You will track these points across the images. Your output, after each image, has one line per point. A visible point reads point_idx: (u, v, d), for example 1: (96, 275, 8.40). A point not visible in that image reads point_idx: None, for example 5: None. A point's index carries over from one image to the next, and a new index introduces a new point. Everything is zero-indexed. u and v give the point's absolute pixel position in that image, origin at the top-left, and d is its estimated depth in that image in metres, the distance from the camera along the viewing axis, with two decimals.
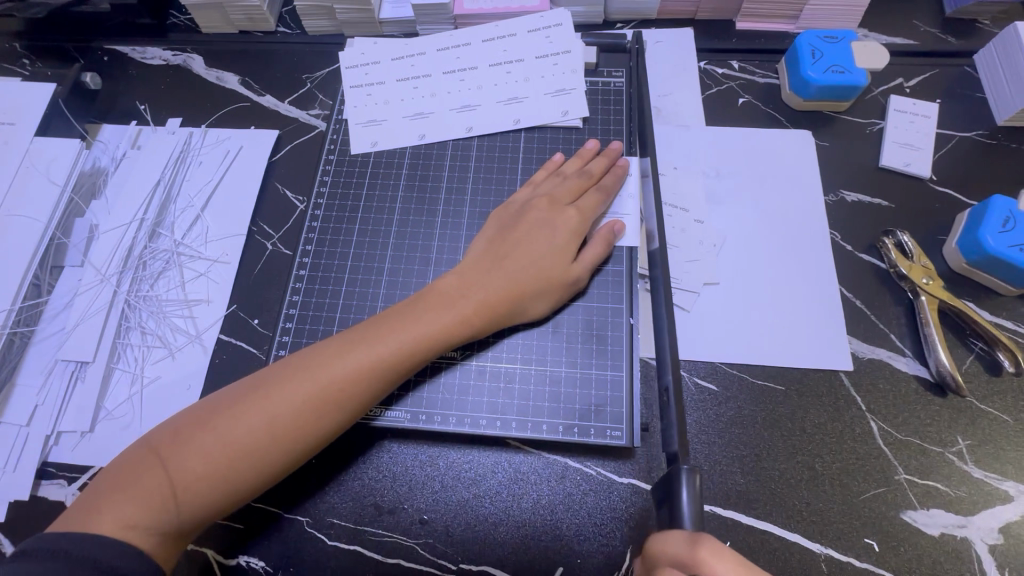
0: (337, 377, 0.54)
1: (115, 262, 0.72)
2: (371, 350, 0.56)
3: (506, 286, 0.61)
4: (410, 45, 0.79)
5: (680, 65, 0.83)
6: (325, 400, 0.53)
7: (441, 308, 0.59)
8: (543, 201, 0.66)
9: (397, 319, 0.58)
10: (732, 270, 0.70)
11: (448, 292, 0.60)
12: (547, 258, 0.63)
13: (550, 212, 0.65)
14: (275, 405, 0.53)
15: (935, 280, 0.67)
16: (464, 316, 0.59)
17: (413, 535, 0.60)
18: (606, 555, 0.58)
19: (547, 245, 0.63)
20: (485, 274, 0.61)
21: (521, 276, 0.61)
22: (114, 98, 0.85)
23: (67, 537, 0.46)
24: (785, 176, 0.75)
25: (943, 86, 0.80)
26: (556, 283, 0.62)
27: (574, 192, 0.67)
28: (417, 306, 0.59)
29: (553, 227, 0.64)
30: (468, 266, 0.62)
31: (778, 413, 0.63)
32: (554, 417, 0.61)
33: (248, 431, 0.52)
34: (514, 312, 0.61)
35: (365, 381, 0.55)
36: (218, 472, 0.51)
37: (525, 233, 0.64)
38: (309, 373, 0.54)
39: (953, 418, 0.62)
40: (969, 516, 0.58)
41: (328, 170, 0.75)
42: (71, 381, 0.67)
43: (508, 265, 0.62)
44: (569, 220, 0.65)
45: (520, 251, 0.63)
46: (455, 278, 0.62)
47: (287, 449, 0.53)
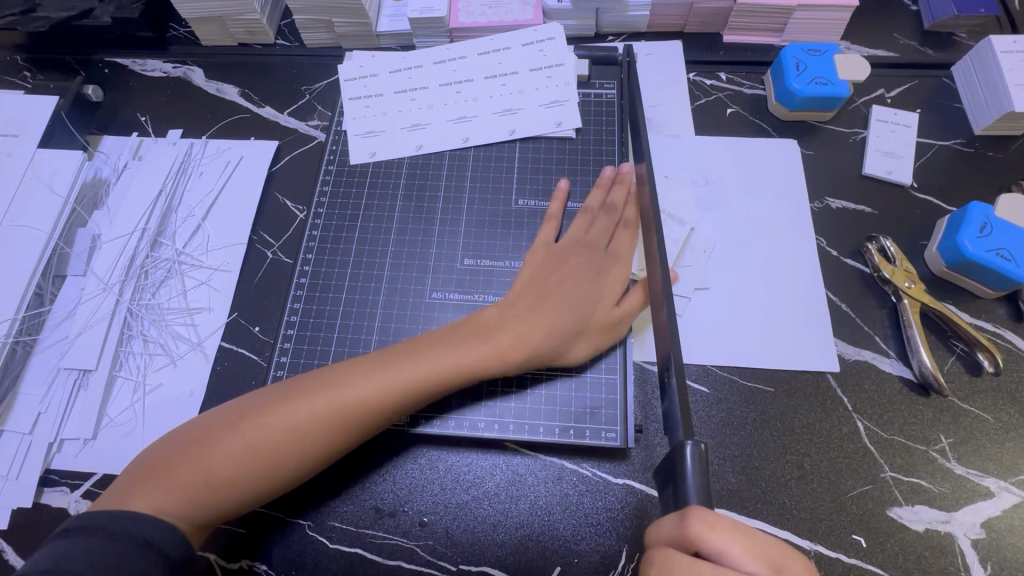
0: (367, 400, 0.55)
1: (117, 271, 0.73)
2: (404, 376, 0.57)
3: (541, 327, 0.61)
4: (408, 59, 0.81)
5: (670, 77, 0.86)
6: (351, 411, 0.55)
7: (479, 339, 0.60)
8: (583, 243, 0.68)
9: (425, 345, 0.60)
10: (723, 275, 0.72)
11: (486, 324, 0.61)
12: (594, 299, 0.64)
13: (580, 255, 0.66)
14: (303, 415, 0.54)
15: (917, 284, 0.69)
16: (498, 350, 0.59)
17: (414, 538, 0.61)
18: (602, 555, 0.60)
19: (592, 292, 0.64)
20: (526, 312, 0.62)
21: (567, 304, 0.62)
22: (115, 110, 0.86)
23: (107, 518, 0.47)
24: (772, 183, 0.77)
25: (923, 97, 0.83)
26: (601, 323, 0.63)
27: (611, 227, 0.69)
28: (450, 336, 0.60)
29: (598, 273, 0.65)
30: (509, 302, 0.63)
31: (767, 413, 0.65)
32: (550, 420, 0.63)
33: (276, 437, 0.53)
34: (549, 356, 0.61)
35: (395, 404, 0.56)
36: (248, 471, 0.52)
37: (568, 277, 0.65)
38: (339, 393, 0.55)
39: (936, 417, 0.64)
40: (952, 512, 0.60)
41: (328, 179, 0.77)
42: (74, 389, 0.68)
43: (550, 304, 0.62)
44: (622, 257, 0.67)
45: (565, 285, 0.64)
46: (500, 308, 0.63)
47: (315, 457, 0.54)
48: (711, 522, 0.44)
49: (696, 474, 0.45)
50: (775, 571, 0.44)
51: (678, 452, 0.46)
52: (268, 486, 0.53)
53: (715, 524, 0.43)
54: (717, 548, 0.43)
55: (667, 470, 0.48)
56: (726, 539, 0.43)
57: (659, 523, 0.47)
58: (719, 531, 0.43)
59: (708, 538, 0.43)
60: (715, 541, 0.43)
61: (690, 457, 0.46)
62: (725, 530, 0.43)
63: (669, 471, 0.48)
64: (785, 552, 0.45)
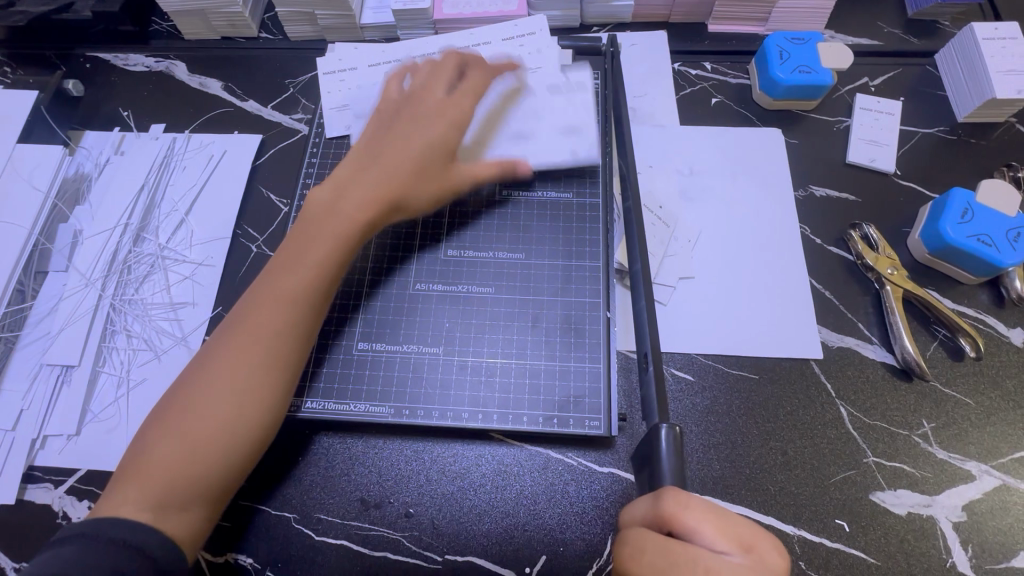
0: (262, 311, 0.55)
1: (100, 267, 0.73)
2: (287, 275, 0.57)
3: (388, 175, 0.63)
4: (387, 52, 0.81)
5: (655, 67, 0.85)
6: (270, 339, 0.55)
7: (326, 214, 0.61)
8: (419, 98, 0.69)
9: (297, 241, 0.60)
10: (707, 264, 0.72)
11: (324, 203, 0.62)
12: (429, 146, 0.66)
13: (425, 146, 0.66)
14: (218, 356, 0.54)
15: (899, 270, 0.69)
16: (354, 215, 0.61)
17: (400, 528, 0.61)
18: (588, 543, 0.60)
19: (425, 137, 0.66)
20: (362, 169, 0.64)
21: (397, 162, 0.64)
22: (97, 105, 0.86)
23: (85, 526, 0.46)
24: (757, 172, 0.78)
25: (906, 85, 0.83)
26: (441, 179, 0.66)
27: (444, 76, 0.70)
28: (305, 224, 0.61)
29: (426, 119, 0.67)
30: (343, 167, 0.64)
31: (752, 400, 0.65)
32: (534, 410, 0.63)
33: (209, 390, 0.52)
34: (405, 203, 0.64)
35: (296, 307, 0.56)
36: (195, 433, 0.51)
37: (399, 136, 0.66)
38: (239, 321, 0.55)
39: (919, 402, 0.65)
40: (934, 495, 0.60)
41: (311, 172, 0.77)
42: (56, 385, 0.68)
43: (386, 155, 0.64)
44: (444, 126, 0.67)
45: (396, 145, 0.65)
46: (341, 183, 0.63)
47: (252, 387, 0.53)
48: (682, 500, 0.45)
49: (670, 454, 0.48)
50: (747, 551, 0.43)
51: (654, 434, 0.49)
52: (220, 437, 0.51)
53: (686, 503, 0.44)
54: (688, 527, 0.44)
55: (644, 454, 0.51)
56: (697, 518, 0.44)
57: (634, 505, 0.48)
58: (691, 509, 0.44)
59: (680, 516, 0.44)
60: (687, 518, 0.44)
61: (665, 439, 0.48)
62: (697, 509, 0.44)
63: (646, 453, 0.50)
64: (758, 535, 0.45)
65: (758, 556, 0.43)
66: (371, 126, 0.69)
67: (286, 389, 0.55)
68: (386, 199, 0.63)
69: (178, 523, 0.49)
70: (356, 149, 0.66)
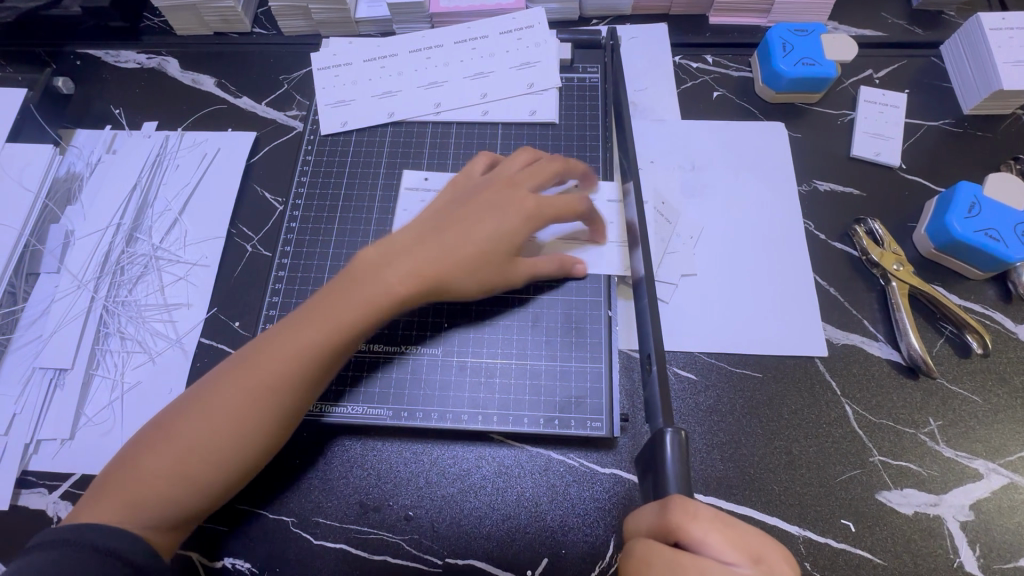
0: (274, 361, 0.53)
1: (92, 268, 0.72)
2: (307, 331, 0.55)
3: (441, 257, 0.59)
4: (383, 46, 0.79)
5: (655, 60, 0.84)
6: (272, 385, 0.53)
7: (367, 278, 0.57)
8: (502, 184, 0.63)
9: (327, 299, 0.57)
10: (710, 261, 0.71)
11: (367, 264, 0.58)
12: (496, 238, 0.60)
13: (483, 207, 0.62)
14: (223, 395, 0.52)
15: (905, 266, 0.68)
16: (392, 285, 0.57)
17: (399, 532, 0.60)
18: (590, 545, 0.59)
19: (498, 225, 0.61)
20: (420, 245, 0.60)
21: (460, 248, 0.60)
22: (88, 102, 0.84)
23: (61, 531, 0.47)
24: (759, 168, 0.76)
25: (911, 77, 0.82)
26: (500, 271, 0.61)
27: (538, 175, 0.64)
28: (344, 282, 0.58)
29: (503, 207, 0.61)
30: (401, 239, 0.61)
31: (756, 399, 0.64)
32: (535, 411, 0.62)
33: (208, 430, 0.51)
34: (454, 284, 0.60)
35: (305, 363, 0.54)
36: (183, 465, 0.51)
37: (466, 213, 0.61)
38: (250, 365, 0.54)
39: (925, 399, 0.64)
40: (941, 494, 0.60)
41: (307, 170, 0.75)
42: (49, 389, 0.67)
43: (448, 237, 0.60)
44: (527, 207, 0.61)
45: (464, 225, 0.61)
46: (385, 249, 0.60)
47: (253, 432, 0.52)
48: (689, 510, 0.44)
49: (675, 460, 0.47)
50: (756, 562, 0.43)
51: (660, 439, 0.48)
52: (214, 473, 0.51)
53: (693, 513, 0.44)
54: (695, 538, 0.43)
55: (649, 458, 0.49)
56: (704, 529, 0.43)
57: (639, 513, 0.47)
58: (697, 519, 0.43)
59: (687, 526, 0.43)
60: (694, 530, 0.43)
61: (670, 445, 0.47)
62: (704, 519, 0.43)
63: (651, 458, 0.49)
64: (765, 542, 0.44)
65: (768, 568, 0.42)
66: (443, 196, 0.66)
67: (280, 437, 0.54)
68: (430, 283, 0.58)
69: (157, 538, 0.50)
70: (421, 219, 0.63)
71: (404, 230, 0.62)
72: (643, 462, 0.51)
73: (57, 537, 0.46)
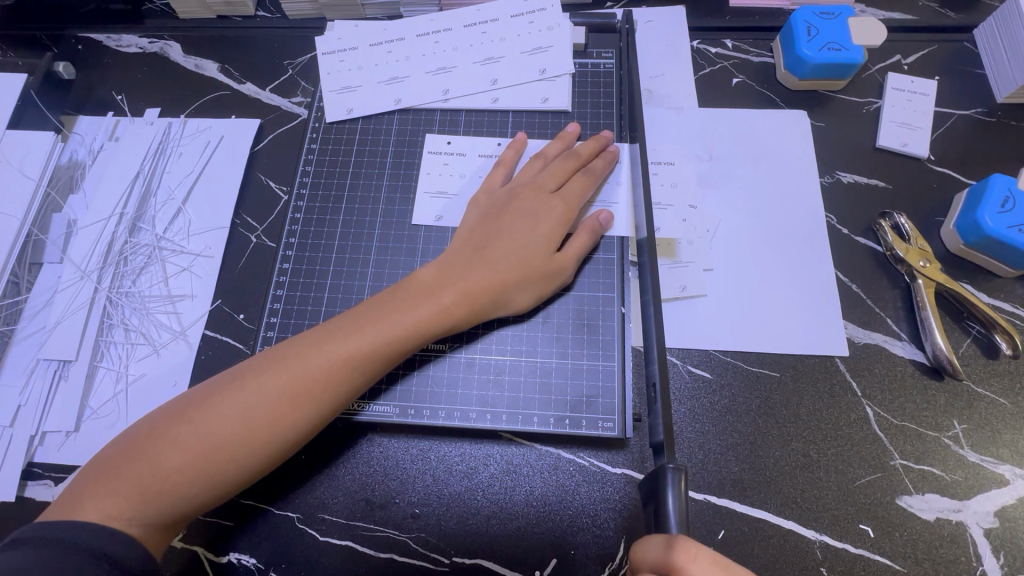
0: (315, 370, 0.52)
1: (95, 258, 0.71)
2: (353, 344, 0.54)
3: (486, 277, 0.59)
4: (389, 30, 0.77)
5: (672, 45, 0.81)
6: (302, 388, 0.52)
7: (419, 299, 0.57)
8: (526, 189, 0.64)
9: (375, 315, 0.56)
10: (726, 255, 0.68)
11: (420, 283, 0.58)
12: (531, 249, 0.60)
13: (519, 213, 0.62)
14: (253, 397, 0.51)
15: (932, 263, 0.65)
16: (443, 307, 0.57)
17: (406, 530, 0.59)
18: (600, 546, 0.58)
19: (532, 233, 0.61)
20: (465, 266, 0.59)
21: (503, 265, 0.59)
22: (90, 88, 0.83)
23: (61, 527, 0.46)
24: (780, 158, 0.73)
25: (942, 63, 0.78)
26: (541, 272, 0.60)
27: (560, 175, 0.65)
28: (394, 300, 0.57)
29: (535, 212, 0.62)
30: (449, 260, 0.60)
31: (772, 399, 0.62)
32: (545, 409, 0.60)
33: (226, 426, 0.50)
34: (498, 303, 0.59)
35: (344, 374, 0.53)
36: (196, 465, 0.49)
37: (509, 221, 0.62)
38: (286, 367, 0.52)
39: (949, 401, 0.61)
40: (964, 500, 0.58)
41: (312, 159, 0.73)
42: (54, 380, 0.66)
43: (491, 256, 0.60)
44: (556, 209, 0.63)
45: (503, 241, 0.60)
46: (435, 270, 0.59)
47: (273, 432, 0.51)
48: (692, 552, 0.42)
49: (676, 504, 0.44)
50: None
51: (660, 479, 0.45)
52: (227, 469, 0.50)
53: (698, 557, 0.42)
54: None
55: (649, 490, 0.46)
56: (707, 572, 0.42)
57: (640, 547, 0.45)
58: (701, 563, 0.42)
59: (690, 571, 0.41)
60: (698, 574, 0.41)
61: (671, 488, 0.44)
62: (706, 563, 0.42)
63: (651, 490, 0.47)
64: None
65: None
66: (471, 214, 0.65)
67: (300, 442, 0.53)
68: (477, 303, 0.58)
69: (152, 539, 0.49)
70: (458, 239, 0.62)
71: (451, 247, 0.62)
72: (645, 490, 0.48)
73: (53, 536, 0.45)
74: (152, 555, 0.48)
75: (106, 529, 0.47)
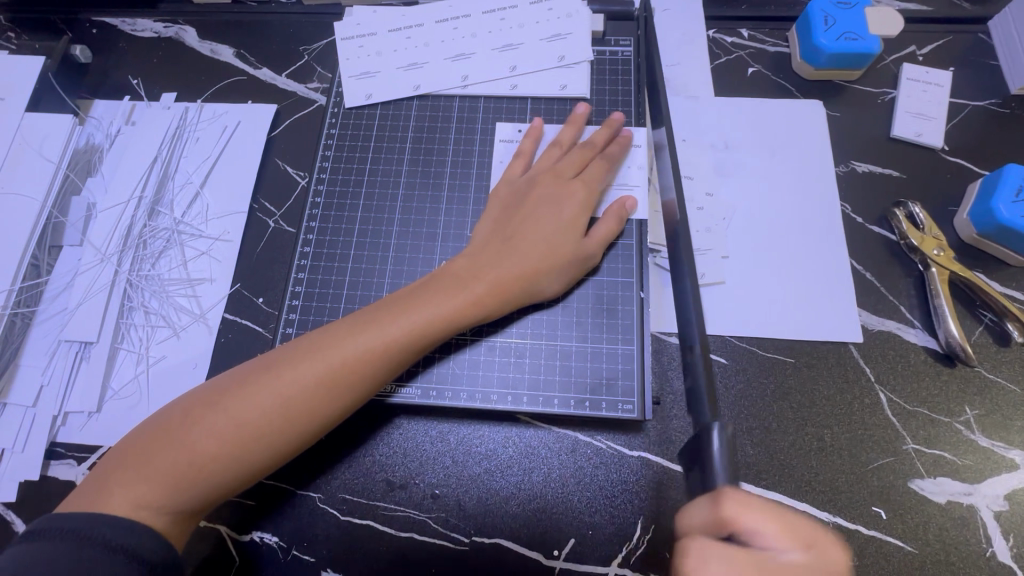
0: (347, 359, 0.53)
1: (114, 241, 0.71)
2: (385, 335, 0.54)
3: (514, 268, 0.59)
4: (408, 16, 0.77)
5: (688, 34, 0.81)
6: (335, 377, 0.52)
7: (450, 290, 0.57)
8: (546, 176, 0.65)
9: (407, 304, 0.56)
10: (742, 243, 0.69)
11: (452, 275, 0.59)
12: (556, 235, 0.61)
13: (540, 201, 0.63)
14: (286, 385, 0.52)
15: (946, 251, 0.66)
16: (475, 298, 0.57)
17: (426, 510, 0.60)
18: (618, 526, 0.59)
19: (557, 218, 0.62)
20: (495, 257, 0.60)
21: (529, 253, 0.60)
22: (106, 72, 0.82)
23: (84, 519, 0.46)
24: (795, 147, 0.74)
25: (957, 54, 0.79)
26: (568, 259, 0.61)
27: (579, 163, 0.65)
28: (425, 291, 0.57)
29: (558, 199, 0.63)
30: (478, 251, 0.61)
31: (788, 384, 0.63)
32: (566, 392, 0.61)
33: (258, 413, 0.51)
34: (528, 293, 0.60)
35: (376, 364, 0.54)
36: (228, 454, 0.50)
37: (531, 210, 0.62)
38: (317, 356, 0.53)
39: (962, 388, 0.62)
40: (975, 484, 0.59)
41: (331, 144, 0.74)
42: (76, 362, 0.67)
43: (518, 246, 0.60)
44: (577, 194, 0.63)
45: (528, 228, 0.61)
46: (466, 260, 0.60)
47: (304, 418, 0.52)
48: (745, 501, 0.42)
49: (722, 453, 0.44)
50: (810, 548, 0.42)
51: (707, 433, 0.45)
52: (259, 455, 0.51)
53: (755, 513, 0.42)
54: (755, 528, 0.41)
55: (694, 454, 0.47)
56: (761, 519, 0.41)
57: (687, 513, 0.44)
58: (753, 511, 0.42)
59: (745, 519, 0.41)
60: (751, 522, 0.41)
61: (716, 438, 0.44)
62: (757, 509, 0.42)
63: (695, 453, 0.47)
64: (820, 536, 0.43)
65: (818, 552, 0.42)
66: (493, 205, 0.65)
67: (329, 430, 0.54)
68: (509, 292, 0.59)
69: (176, 531, 0.50)
70: (485, 230, 0.63)
71: (476, 239, 0.63)
72: (689, 456, 0.48)
73: (69, 527, 0.45)
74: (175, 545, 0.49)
75: (134, 522, 0.47)
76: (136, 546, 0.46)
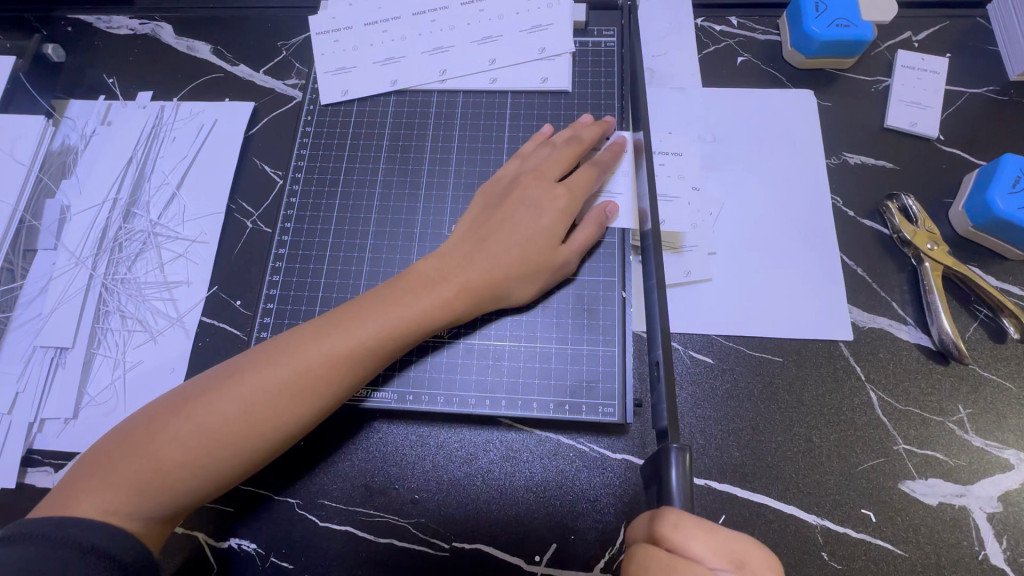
0: (314, 364, 0.52)
1: (89, 244, 0.70)
2: (354, 337, 0.53)
3: (489, 270, 0.58)
4: (384, 9, 0.75)
5: (675, 23, 0.78)
6: (301, 382, 0.51)
7: (420, 290, 0.56)
8: (530, 178, 0.62)
9: (374, 307, 0.55)
10: (728, 239, 0.67)
11: (421, 276, 0.57)
12: (534, 242, 0.59)
13: (522, 205, 0.61)
14: (252, 392, 0.51)
15: (940, 245, 0.64)
16: (444, 300, 0.56)
17: (405, 515, 0.59)
18: (600, 531, 0.58)
19: (535, 225, 0.60)
20: (467, 258, 0.58)
21: (504, 260, 0.58)
22: (80, 71, 0.81)
23: (52, 523, 0.45)
24: (785, 139, 0.72)
25: (953, 39, 0.76)
26: (544, 267, 0.59)
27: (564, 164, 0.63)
28: (395, 291, 0.56)
29: (540, 203, 0.61)
30: (448, 252, 0.59)
31: (775, 384, 0.61)
32: (546, 396, 0.60)
33: (225, 419, 0.50)
34: (503, 295, 0.59)
35: (344, 369, 0.52)
36: (197, 460, 0.49)
37: (511, 213, 0.61)
38: (283, 361, 0.52)
39: (955, 385, 0.61)
40: (967, 485, 0.57)
41: (306, 142, 0.72)
42: (51, 368, 0.66)
43: (494, 249, 0.58)
44: (559, 199, 0.61)
45: (507, 232, 0.59)
46: (437, 260, 0.58)
47: (272, 424, 0.51)
48: (677, 523, 0.41)
49: (681, 484, 0.43)
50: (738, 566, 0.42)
51: (664, 458, 0.43)
52: (226, 461, 0.50)
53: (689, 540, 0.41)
54: (683, 546, 0.41)
55: (653, 472, 0.45)
56: (690, 538, 0.41)
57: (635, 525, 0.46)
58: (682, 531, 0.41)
59: (674, 538, 0.41)
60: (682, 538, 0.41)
61: (675, 468, 0.43)
62: (689, 529, 0.41)
63: (653, 473, 0.46)
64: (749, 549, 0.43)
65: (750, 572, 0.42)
66: (473, 204, 0.64)
67: (300, 435, 0.53)
68: (480, 291, 0.57)
69: (150, 534, 0.49)
70: (460, 230, 0.61)
71: (451, 239, 0.61)
72: (648, 474, 0.47)
73: (37, 532, 0.44)
74: (150, 549, 0.48)
75: (106, 526, 0.46)
76: (109, 547, 0.45)
